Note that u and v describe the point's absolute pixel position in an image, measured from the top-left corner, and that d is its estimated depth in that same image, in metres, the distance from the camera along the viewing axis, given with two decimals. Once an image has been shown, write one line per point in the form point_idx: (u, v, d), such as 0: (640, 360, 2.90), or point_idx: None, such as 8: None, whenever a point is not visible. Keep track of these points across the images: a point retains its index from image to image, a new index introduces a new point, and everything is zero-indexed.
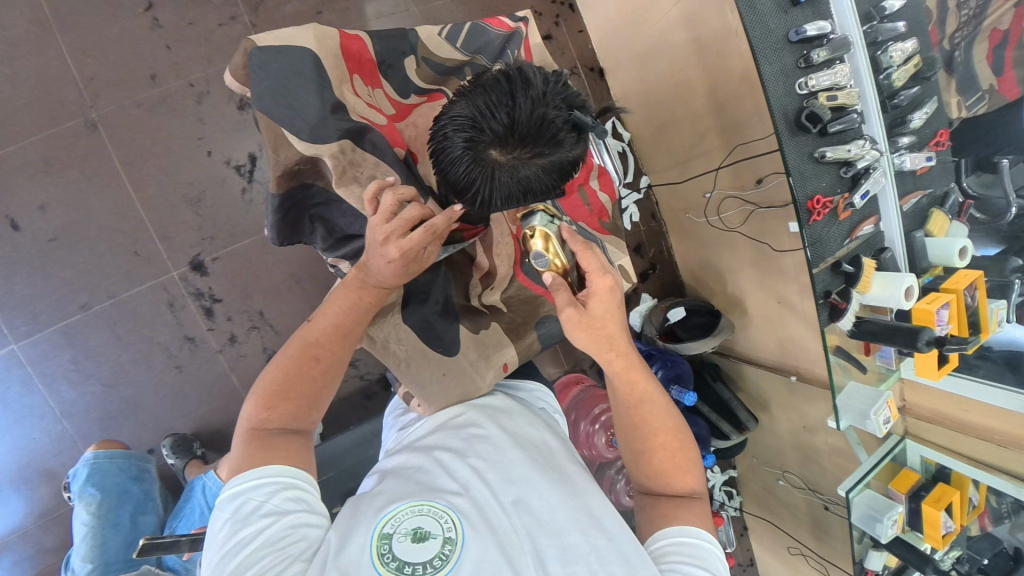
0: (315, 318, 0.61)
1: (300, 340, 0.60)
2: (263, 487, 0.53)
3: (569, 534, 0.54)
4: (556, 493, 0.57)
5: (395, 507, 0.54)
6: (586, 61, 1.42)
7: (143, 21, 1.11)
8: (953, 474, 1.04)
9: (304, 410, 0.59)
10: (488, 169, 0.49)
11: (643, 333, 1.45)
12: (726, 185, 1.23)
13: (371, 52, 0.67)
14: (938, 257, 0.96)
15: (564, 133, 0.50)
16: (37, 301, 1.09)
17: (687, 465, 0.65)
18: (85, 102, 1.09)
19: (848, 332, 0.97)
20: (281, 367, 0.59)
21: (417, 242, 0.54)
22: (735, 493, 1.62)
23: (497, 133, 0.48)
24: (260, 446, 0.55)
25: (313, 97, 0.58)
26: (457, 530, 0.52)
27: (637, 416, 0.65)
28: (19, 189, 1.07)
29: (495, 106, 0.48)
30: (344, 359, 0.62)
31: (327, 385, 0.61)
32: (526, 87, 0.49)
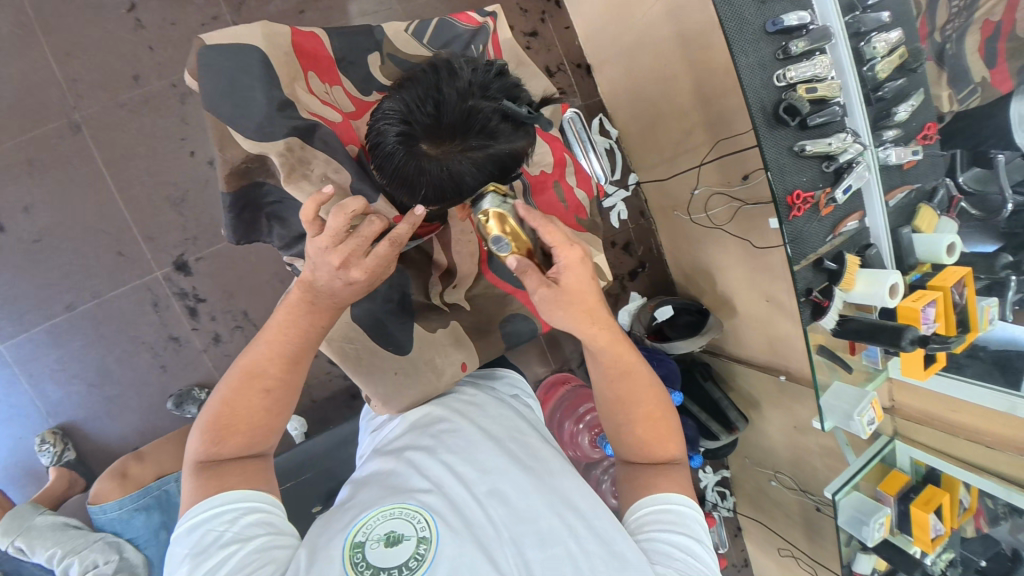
0: (258, 342, 0.58)
1: (246, 367, 0.57)
2: (223, 514, 0.51)
3: (546, 521, 0.53)
4: (529, 481, 0.56)
5: (366, 513, 0.51)
6: (573, 57, 1.40)
7: (125, 22, 1.12)
8: (942, 476, 1.01)
9: (256, 439, 0.57)
10: (420, 163, 0.49)
11: (632, 332, 1.42)
12: (713, 181, 1.21)
13: (328, 49, 0.67)
14: (924, 253, 0.93)
15: (495, 121, 0.50)
16: (23, 301, 1.10)
17: (670, 434, 0.64)
18: (68, 104, 1.10)
19: (831, 331, 0.95)
20: (226, 397, 0.56)
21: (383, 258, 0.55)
22: (729, 494, 1.59)
23: (426, 125, 0.48)
24: (211, 480, 0.53)
25: (261, 95, 0.58)
26: (430, 529, 0.50)
27: (619, 386, 0.63)
28: (4, 190, 1.08)
29: (422, 99, 0.49)
30: (296, 382, 0.59)
31: (279, 412, 0.58)
32: (452, 80, 0.50)
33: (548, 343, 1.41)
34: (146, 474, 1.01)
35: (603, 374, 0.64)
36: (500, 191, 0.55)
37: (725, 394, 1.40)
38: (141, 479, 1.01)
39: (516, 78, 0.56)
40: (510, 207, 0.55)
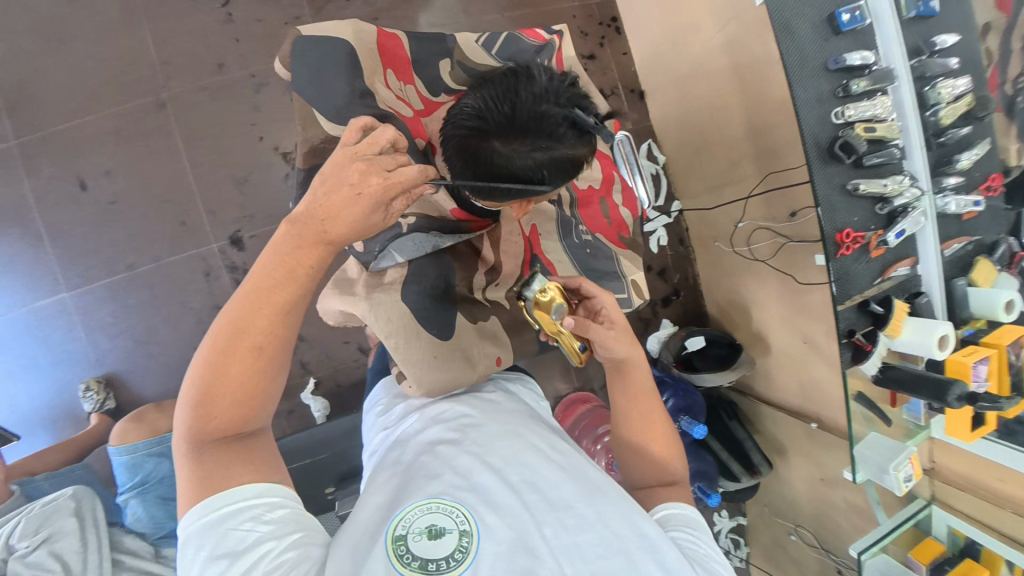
0: (237, 299, 0.50)
1: (229, 329, 0.50)
2: (246, 510, 0.47)
3: (584, 509, 0.51)
4: (560, 473, 0.53)
5: (402, 507, 0.48)
6: (628, 82, 1.43)
7: (218, 15, 1.22)
8: (982, 551, 0.93)
9: (242, 406, 0.51)
10: (489, 159, 0.52)
11: (659, 359, 1.40)
12: (758, 215, 1.20)
13: (406, 51, 0.71)
14: (981, 308, 0.89)
15: (566, 128, 0.52)
16: (91, 256, 1.19)
17: (684, 457, 0.66)
18: (157, 82, 1.20)
19: (871, 378, 0.92)
20: (209, 364, 0.49)
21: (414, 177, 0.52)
22: (743, 543, 1.51)
23: (500, 122, 0.50)
24: (211, 459, 0.49)
25: (345, 86, 0.63)
26: (470, 521, 0.47)
27: (638, 403, 0.66)
28: (90, 153, 1.17)
29: (499, 99, 0.51)
30: (289, 337, 0.52)
31: (265, 376, 0.51)
32: (530, 83, 0.52)
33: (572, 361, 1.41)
34: (166, 421, 1.01)
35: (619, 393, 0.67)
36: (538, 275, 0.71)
37: (750, 435, 1.35)
38: (157, 426, 1.00)
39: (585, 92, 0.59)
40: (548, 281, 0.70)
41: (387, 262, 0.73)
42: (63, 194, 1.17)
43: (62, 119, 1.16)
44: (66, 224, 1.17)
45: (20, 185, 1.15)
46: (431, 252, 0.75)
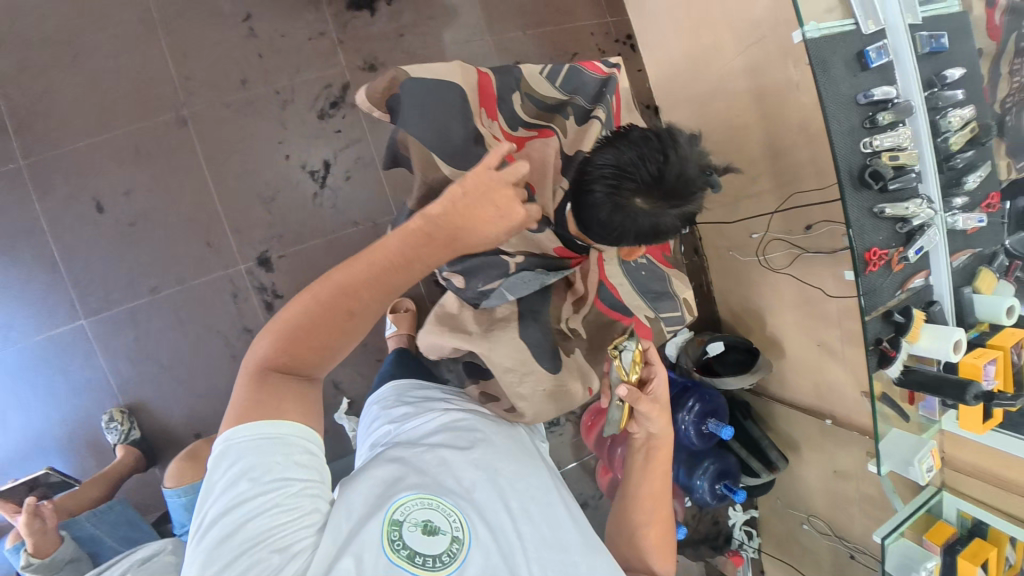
0: (350, 265, 0.54)
1: (332, 287, 0.53)
2: (281, 448, 0.52)
3: (552, 538, 0.64)
4: (544, 513, 0.66)
5: (405, 496, 0.58)
6: (643, 99, 1.49)
7: (240, 29, 1.19)
8: (989, 529, 1.06)
9: (319, 360, 0.55)
10: (630, 211, 0.56)
11: (678, 364, 1.48)
12: (775, 228, 1.27)
13: (495, 88, 0.75)
14: (986, 313, 0.99)
15: (699, 188, 0.58)
16: (110, 280, 1.14)
17: (666, 544, 0.80)
18: (178, 98, 1.16)
19: (893, 380, 1.00)
20: (304, 310, 0.53)
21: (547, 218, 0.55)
22: (755, 534, 1.60)
23: (647, 181, 0.55)
24: (265, 387, 0.53)
25: (460, 125, 0.67)
26: (463, 530, 0.58)
27: (648, 492, 0.78)
28: (108, 172, 1.13)
29: (645, 160, 0.56)
30: (376, 318, 0.57)
31: (349, 338, 0.56)
32: (674, 146, 0.57)
33: None
34: None
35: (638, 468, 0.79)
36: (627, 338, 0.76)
37: (764, 433, 1.44)
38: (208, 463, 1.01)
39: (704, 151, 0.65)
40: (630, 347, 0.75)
41: (497, 300, 0.76)
42: (79, 216, 1.12)
43: (79, 138, 1.12)
44: (82, 247, 1.12)
45: (33, 208, 1.10)
46: (537, 289, 0.77)
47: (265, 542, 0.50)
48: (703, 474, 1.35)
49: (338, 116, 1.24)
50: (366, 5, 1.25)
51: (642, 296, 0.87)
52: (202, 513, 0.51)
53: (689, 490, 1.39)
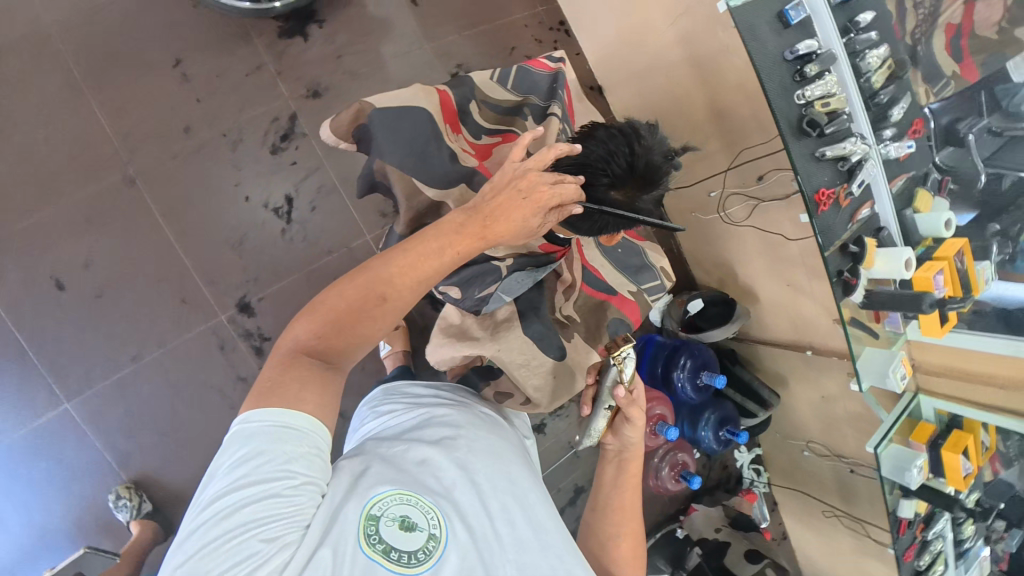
0: (393, 253, 0.57)
1: (370, 273, 0.56)
2: (289, 438, 0.49)
3: (535, 535, 0.60)
4: (532, 518, 0.61)
5: (385, 492, 0.54)
6: (586, 81, 1.53)
7: (172, 76, 1.15)
8: (964, 420, 1.18)
9: (353, 346, 0.56)
10: (607, 204, 0.62)
11: (664, 327, 1.58)
12: (730, 183, 1.35)
13: (454, 100, 0.77)
14: (928, 230, 1.09)
15: (666, 173, 0.64)
16: (88, 357, 1.09)
17: (637, 559, 0.81)
18: (121, 158, 1.11)
19: (859, 305, 1.09)
20: (342, 295, 0.55)
21: (570, 195, 0.59)
22: (763, 470, 1.71)
23: (620, 175, 0.61)
24: (291, 372, 0.52)
25: (437, 149, 0.71)
26: (442, 527, 0.54)
27: (621, 510, 0.79)
28: (62, 247, 1.08)
29: (612, 155, 0.61)
30: (409, 305, 0.58)
31: (382, 326, 0.57)
32: (638, 139, 0.63)
33: None
34: None
35: (614, 482, 0.80)
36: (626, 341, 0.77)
37: (754, 375, 1.52)
38: None
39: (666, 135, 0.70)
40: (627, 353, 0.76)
41: (497, 302, 0.79)
42: (40, 297, 1.07)
43: (23, 217, 1.06)
44: (50, 328, 1.07)
45: None
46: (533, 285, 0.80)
47: (254, 531, 0.47)
48: (706, 425, 1.42)
49: (291, 148, 1.22)
50: (300, 32, 1.24)
51: (622, 272, 0.93)
52: (199, 498, 0.49)
53: (696, 442, 1.46)
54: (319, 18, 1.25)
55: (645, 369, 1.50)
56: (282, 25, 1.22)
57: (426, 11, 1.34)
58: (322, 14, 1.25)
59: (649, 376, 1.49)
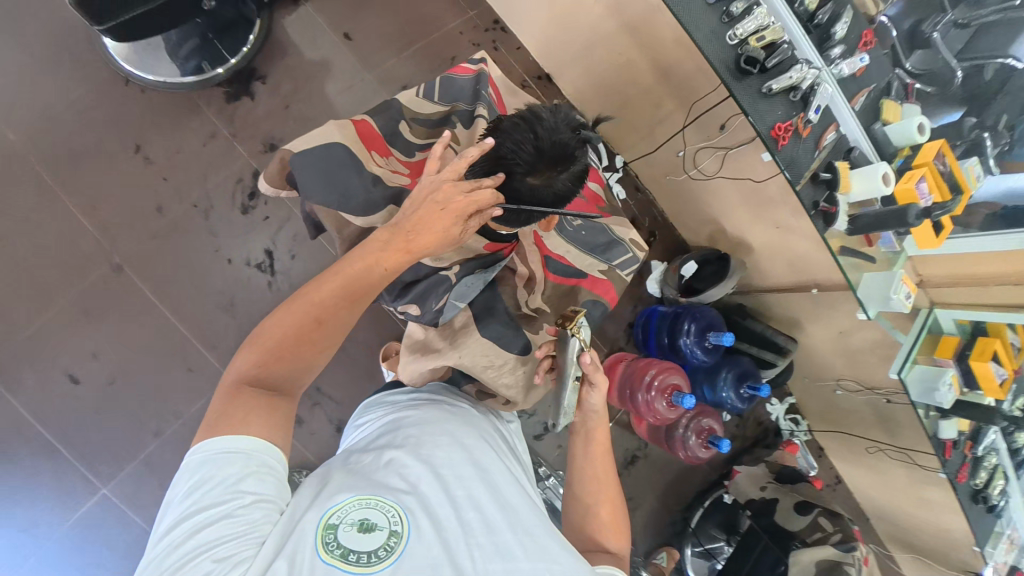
0: (324, 277, 0.59)
1: (304, 297, 0.58)
2: (238, 460, 0.51)
3: (504, 519, 0.59)
4: (501, 505, 0.60)
5: (344, 499, 0.55)
6: (533, 72, 1.53)
7: (136, 161, 1.20)
8: (987, 326, 1.12)
9: (300, 373, 0.57)
10: (527, 191, 0.65)
11: (664, 297, 1.56)
12: (695, 140, 1.33)
13: (375, 126, 0.78)
14: (901, 139, 1.05)
15: (579, 148, 0.66)
16: (113, 441, 1.14)
17: (623, 528, 0.76)
18: (105, 249, 1.17)
19: (846, 232, 1.06)
20: (280, 322, 0.57)
21: (488, 196, 0.61)
22: (800, 419, 1.65)
23: (530, 161, 0.63)
24: (237, 401, 0.53)
25: (358, 180, 0.73)
26: (403, 523, 0.54)
27: (592, 475, 0.76)
28: (68, 344, 1.13)
29: (522, 142, 0.63)
30: (346, 324, 0.60)
31: (325, 350, 0.59)
32: (541, 121, 0.64)
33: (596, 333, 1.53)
34: None
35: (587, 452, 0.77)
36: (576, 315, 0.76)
37: (766, 325, 1.49)
38: None
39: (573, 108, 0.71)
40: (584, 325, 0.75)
41: (451, 310, 0.80)
42: (56, 395, 1.12)
43: (26, 324, 1.12)
44: (72, 422, 1.12)
45: (9, 405, 1.09)
46: (485, 286, 0.83)
47: (207, 551, 0.48)
48: (725, 385, 1.39)
49: (260, 204, 1.26)
50: (244, 92, 1.28)
51: (590, 253, 0.95)
52: (158, 528, 0.50)
53: (719, 404, 1.43)
54: (260, 74, 1.29)
55: (654, 340, 1.51)
56: (226, 89, 1.27)
57: (360, 42, 1.36)
58: (262, 70, 1.29)
59: (659, 347, 1.50)
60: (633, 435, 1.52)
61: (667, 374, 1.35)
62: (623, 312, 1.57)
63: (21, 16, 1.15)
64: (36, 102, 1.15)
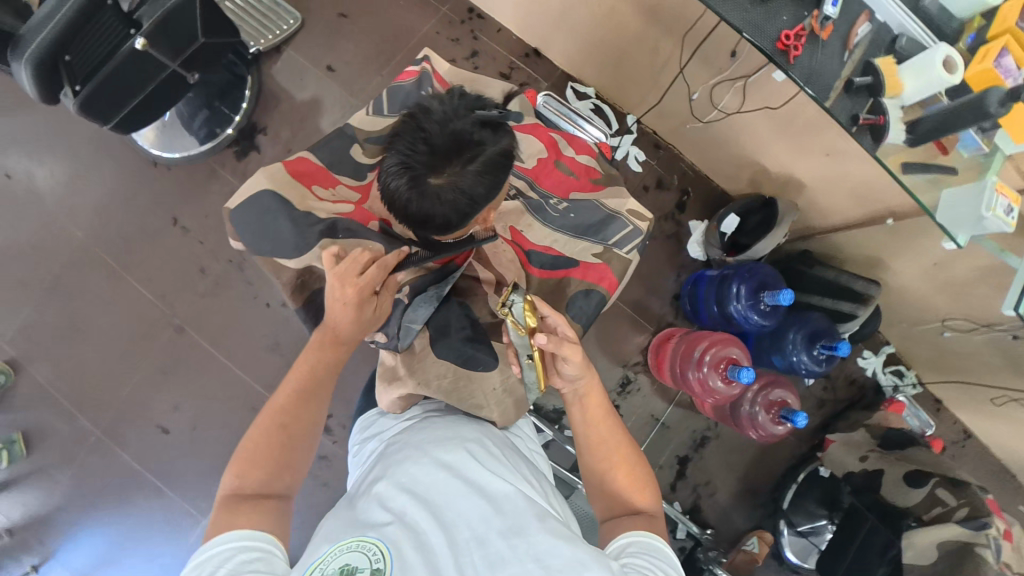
0: (283, 386, 0.71)
1: (271, 414, 0.68)
2: (231, 548, 0.55)
3: (493, 535, 0.54)
4: (488, 521, 0.55)
5: (326, 550, 0.53)
6: (519, 50, 1.45)
7: (175, 232, 1.33)
8: None
9: (279, 474, 0.65)
10: (433, 192, 0.62)
11: (711, 260, 1.39)
12: (706, 77, 1.15)
13: (315, 162, 0.84)
14: (969, 9, 0.81)
15: (476, 132, 0.64)
16: (204, 480, 1.28)
17: (641, 484, 0.69)
18: (167, 314, 1.32)
19: (907, 143, 0.85)
20: (250, 440, 0.66)
21: (374, 275, 0.71)
22: (904, 371, 1.42)
23: (423, 159, 0.62)
24: (233, 512, 0.59)
25: (291, 227, 0.77)
26: (384, 560, 0.51)
27: (597, 439, 0.70)
28: (155, 401, 1.29)
29: (414, 143, 0.62)
30: (313, 419, 0.70)
31: (300, 445, 0.68)
32: (428, 116, 0.64)
33: (637, 311, 1.41)
34: None
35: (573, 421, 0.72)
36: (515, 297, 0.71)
37: (840, 270, 1.26)
38: None
39: (474, 98, 0.70)
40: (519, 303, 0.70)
41: (409, 335, 0.81)
42: (155, 447, 1.28)
43: (120, 389, 1.29)
44: (171, 468, 1.28)
45: (121, 459, 1.27)
46: (440, 302, 0.84)
47: None
48: (795, 347, 1.19)
49: None
50: (251, 146, 1.37)
51: (583, 237, 0.90)
52: None
53: (793, 370, 1.24)
54: (261, 127, 1.37)
55: (704, 310, 1.34)
56: (235, 148, 1.36)
57: (342, 72, 1.41)
58: (261, 122, 1.37)
59: (711, 317, 1.33)
60: (700, 415, 1.39)
61: (723, 346, 1.19)
62: (666, 283, 1.44)
63: (67, 130, 1.33)
64: (93, 200, 1.32)
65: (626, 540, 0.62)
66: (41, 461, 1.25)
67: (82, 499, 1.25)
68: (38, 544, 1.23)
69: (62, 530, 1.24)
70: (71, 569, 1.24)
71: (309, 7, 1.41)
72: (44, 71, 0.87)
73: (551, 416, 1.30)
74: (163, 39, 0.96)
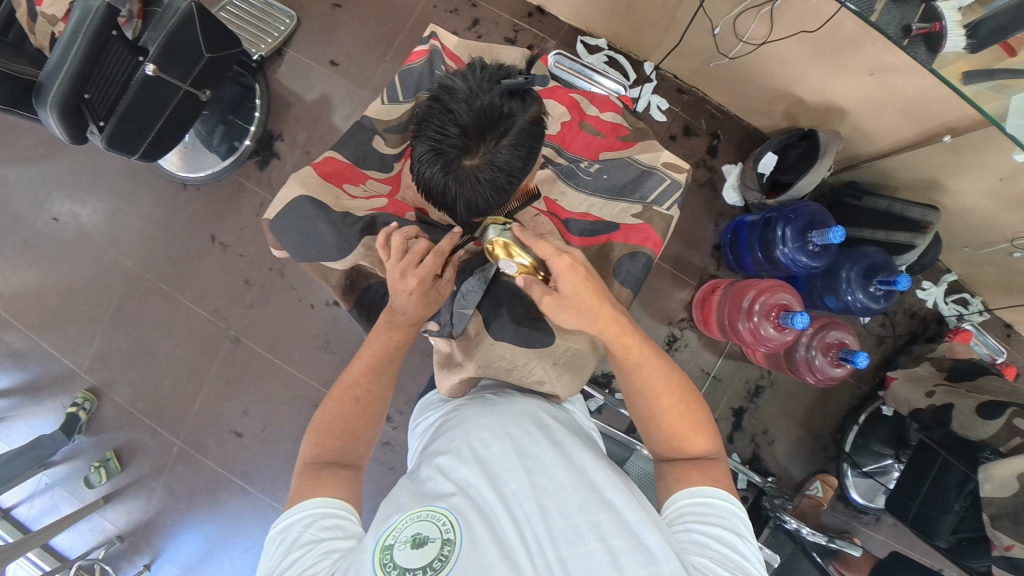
0: (356, 361, 0.74)
1: (342, 387, 0.72)
2: (309, 515, 0.60)
3: (557, 512, 0.55)
4: (551, 499, 0.56)
5: (398, 517, 0.55)
6: (522, 11, 1.39)
7: (215, 248, 1.38)
8: None
9: (351, 444, 0.69)
10: (470, 174, 0.61)
11: (750, 203, 1.33)
12: (726, 8, 1.07)
13: (342, 159, 0.84)
14: None
15: (505, 103, 0.62)
16: (280, 476, 1.36)
17: (698, 427, 0.67)
18: (220, 325, 1.38)
19: (968, 50, 0.76)
20: (325, 408, 0.71)
21: (430, 266, 0.67)
22: (971, 298, 1.35)
23: (456, 143, 0.60)
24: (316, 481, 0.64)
25: (325, 230, 0.77)
26: (454, 530, 0.52)
27: (642, 390, 0.68)
28: (225, 409, 1.37)
29: (442, 127, 0.61)
30: (380, 394, 0.73)
31: (368, 420, 0.71)
32: (453, 97, 0.62)
33: (677, 265, 1.38)
34: None
35: (620, 370, 0.69)
36: (498, 221, 0.65)
37: (893, 199, 1.19)
38: None
39: (494, 67, 0.67)
40: (508, 234, 0.64)
41: (462, 321, 0.80)
42: (232, 450, 1.36)
43: (193, 400, 1.37)
44: (250, 468, 1.36)
45: (205, 464, 1.36)
46: (488, 285, 0.80)
47: None
48: (850, 285, 1.14)
49: None
50: (271, 155, 1.38)
51: (620, 198, 0.88)
52: None
53: (848, 310, 1.18)
54: (277, 134, 1.39)
55: (747, 256, 1.28)
56: (257, 158, 1.38)
57: (347, 65, 1.40)
58: (276, 129, 1.39)
59: (755, 263, 1.27)
60: (752, 364, 1.37)
61: (772, 293, 1.14)
62: (704, 234, 1.39)
63: (103, 163, 1.38)
64: (137, 225, 1.38)
65: (678, 508, 0.62)
66: (135, 473, 1.36)
67: (177, 503, 1.36)
68: (146, 545, 1.35)
69: (164, 532, 1.35)
70: (178, 564, 1.35)
71: (304, 4, 1.40)
72: (69, 113, 0.91)
73: (601, 381, 1.31)
74: (171, 61, 0.97)
